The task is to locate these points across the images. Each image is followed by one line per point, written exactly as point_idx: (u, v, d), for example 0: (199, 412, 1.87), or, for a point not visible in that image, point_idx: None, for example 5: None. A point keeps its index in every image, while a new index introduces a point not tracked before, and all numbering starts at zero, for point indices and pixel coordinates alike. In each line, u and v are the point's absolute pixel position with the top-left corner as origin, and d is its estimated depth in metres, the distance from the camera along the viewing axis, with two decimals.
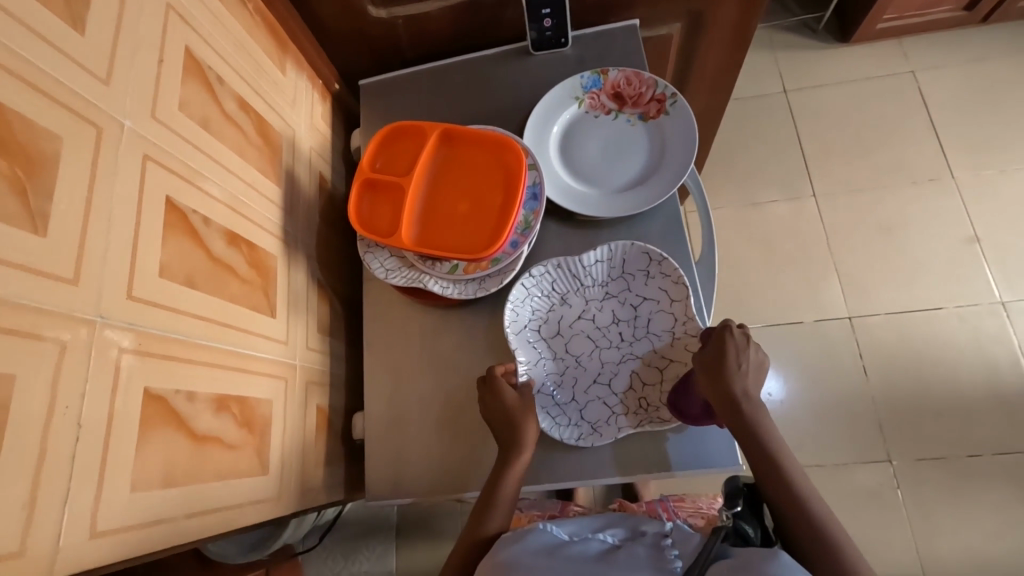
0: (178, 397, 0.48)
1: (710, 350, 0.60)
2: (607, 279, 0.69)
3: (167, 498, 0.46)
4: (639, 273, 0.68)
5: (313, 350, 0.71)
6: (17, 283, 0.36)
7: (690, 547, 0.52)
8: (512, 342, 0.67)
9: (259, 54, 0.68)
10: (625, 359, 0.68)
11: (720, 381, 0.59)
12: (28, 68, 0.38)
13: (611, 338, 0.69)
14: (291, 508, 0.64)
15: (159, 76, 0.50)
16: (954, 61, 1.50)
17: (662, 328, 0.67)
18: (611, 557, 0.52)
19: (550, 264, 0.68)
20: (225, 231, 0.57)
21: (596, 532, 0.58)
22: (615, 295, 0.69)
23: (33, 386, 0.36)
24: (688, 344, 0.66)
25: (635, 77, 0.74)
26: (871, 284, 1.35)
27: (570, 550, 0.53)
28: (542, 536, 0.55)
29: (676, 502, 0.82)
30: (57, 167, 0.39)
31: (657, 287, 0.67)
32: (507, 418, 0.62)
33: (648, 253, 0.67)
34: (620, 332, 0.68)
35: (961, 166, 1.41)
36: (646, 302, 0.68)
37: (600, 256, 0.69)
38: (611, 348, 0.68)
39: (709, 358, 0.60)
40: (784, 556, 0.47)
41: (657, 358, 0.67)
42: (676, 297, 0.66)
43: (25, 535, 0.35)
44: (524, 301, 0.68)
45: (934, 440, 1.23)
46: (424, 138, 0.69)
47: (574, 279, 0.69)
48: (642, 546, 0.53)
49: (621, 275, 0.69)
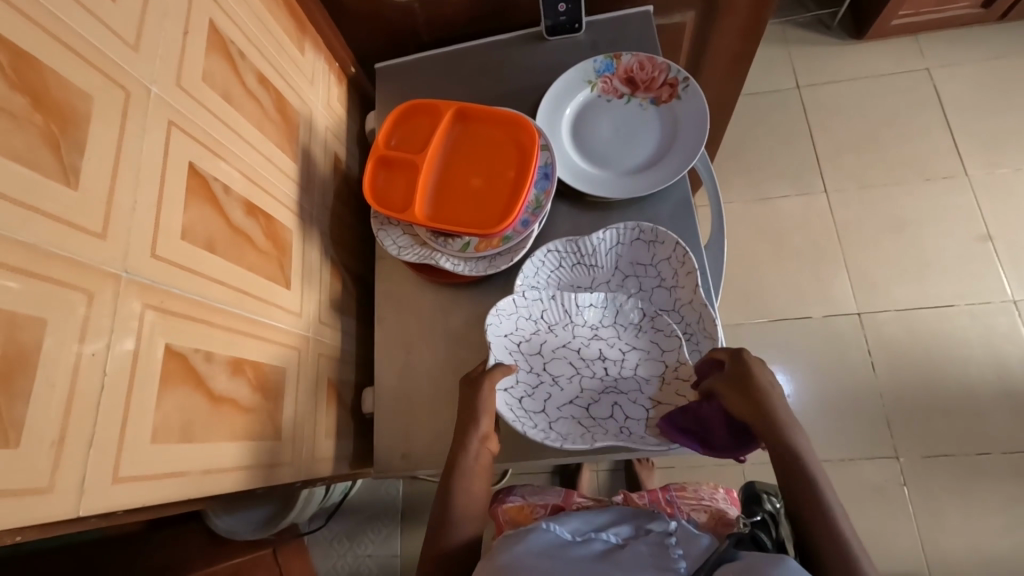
0: (197, 356, 0.49)
1: (729, 370, 0.57)
2: (599, 323, 0.66)
3: (183, 454, 0.47)
4: (631, 326, 0.66)
5: (324, 324, 0.72)
6: (52, 232, 0.37)
7: (697, 549, 0.52)
8: (489, 338, 0.62)
9: (278, 32, 0.69)
10: (607, 390, 0.64)
11: (748, 397, 0.56)
12: (62, 29, 0.40)
13: (595, 371, 0.65)
14: (302, 476, 0.65)
15: (184, 46, 0.51)
16: (969, 58, 1.49)
17: (650, 373, 0.64)
18: (613, 555, 0.53)
19: (545, 296, 0.65)
20: (243, 201, 0.58)
21: (598, 531, 0.58)
22: (603, 338, 0.66)
23: (63, 332, 0.37)
24: (679, 389, 0.62)
25: (648, 62, 0.75)
26: (881, 280, 1.34)
27: (574, 551, 0.53)
28: (544, 534, 0.55)
29: (678, 491, 0.82)
30: (88, 124, 0.41)
31: (647, 339, 0.65)
32: (469, 407, 0.60)
33: (643, 311, 0.65)
34: (605, 368, 0.65)
35: (975, 164, 1.41)
36: (635, 351, 0.65)
37: (596, 302, 0.66)
38: (594, 378, 0.65)
39: (731, 379, 0.56)
40: (791, 561, 0.45)
41: (644, 399, 0.63)
42: (668, 348, 0.63)
43: (53, 472, 0.36)
44: (516, 311, 0.65)
45: (943, 437, 1.23)
46: (438, 116, 0.71)
47: (566, 314, 0.66)
48: (645, 544, 0.53)
49: (613, 323, 0.66)
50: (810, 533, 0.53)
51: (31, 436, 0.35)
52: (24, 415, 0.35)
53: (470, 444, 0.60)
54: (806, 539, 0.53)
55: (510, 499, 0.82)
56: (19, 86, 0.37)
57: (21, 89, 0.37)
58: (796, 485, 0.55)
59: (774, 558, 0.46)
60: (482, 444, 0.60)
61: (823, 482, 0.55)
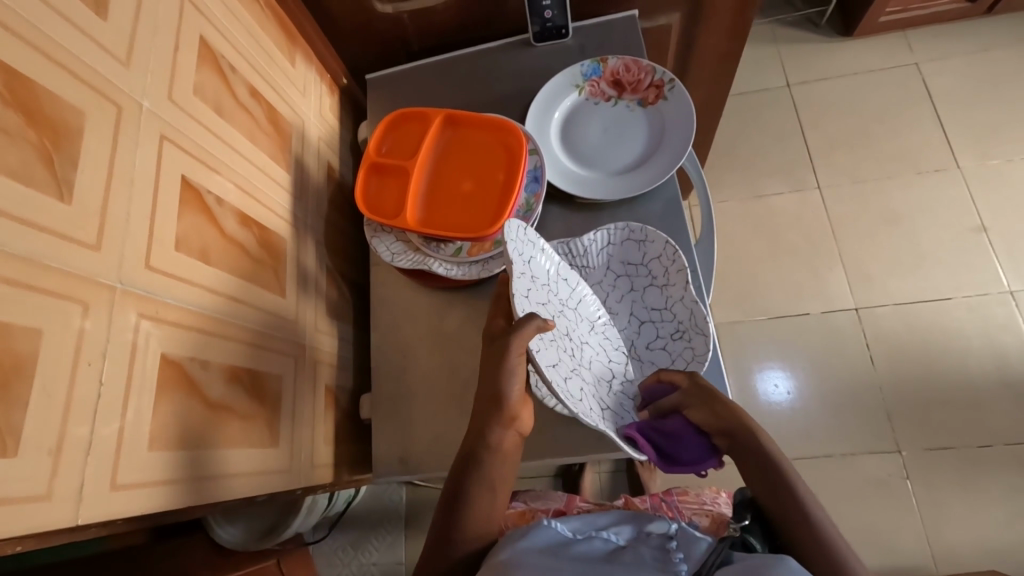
0: (193, 364, 0.50)
1: (687, 387, 0.60)
2: (568, 301, 0.62)
3: (181, 461, 0.48)
4: (587, 321, 0.63)
5: (322, 331, 0.73)
6: (47, 245, 0.38)
7: (697, 553, 0.51)
8: (508, 249, 0.52)
9: (267, 44, 0.70)
10: (575, 370, 0.57)
11: (714, 405, 0.59)
12: (54, 47, 0.41)
13: (565, 346, 0.58)
14: (302, 482, 0.66)
15: (175, 60, 0.52)
16: (958, 52, 1.51)
17: (598, 374, 0.62)
18: (615, 557, 0.53)
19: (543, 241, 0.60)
20: (237, 212, 0.59)
21: (598, 529, 0.58)
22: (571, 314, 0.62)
23: (59, 341, 0.38)
24: (625, 403, 0.63)
25: (634, 64, 0.76)
26: (879, 274, 1.35)
27: (576, 550, 0.53)
28: (546, 532, 0.55)
29: (680, 496, 0.82)
30: (81, 140, 0.42)
31: (598, 341, 0.64)
32: (494, 395, 0.54)
33: (598, 311, 0.65)
34: (571, 348, 0.59)
35: (967, 156, 1.41)
36: (589, 346, 0.62)
37: (569, 279, 0.63)
38: (564, 353, 0.57)
39: (693, 395, 0.60)
40: (791, 561, 0.45)
41: (600, 395, 0.60)
42: (614, 360, 0.65)
43: (51, 480, 0.37)
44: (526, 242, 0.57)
45: (944, 429, 1.22)
46: (428, 123, 0.72)
47: (549, 274, 0.60)
48: (648, 549, 0.53)
49: (575, 309, 0.62)
50: (791, 531, 0.55)
51: (29, 445, 0.36)
52: (22, 423, 0.36)
53: (497, 435, 0.56)
54: (787, 537, 0.55)
55: (513, 505, 0.81)
56: (12, 103, 0.38)
57: (14, 107, 0.38)
58: (776, 484, 0.57)
59: (771, 562, 0.46)
60: (504, 434, 0.56)
61: (798, 478, 0.58)
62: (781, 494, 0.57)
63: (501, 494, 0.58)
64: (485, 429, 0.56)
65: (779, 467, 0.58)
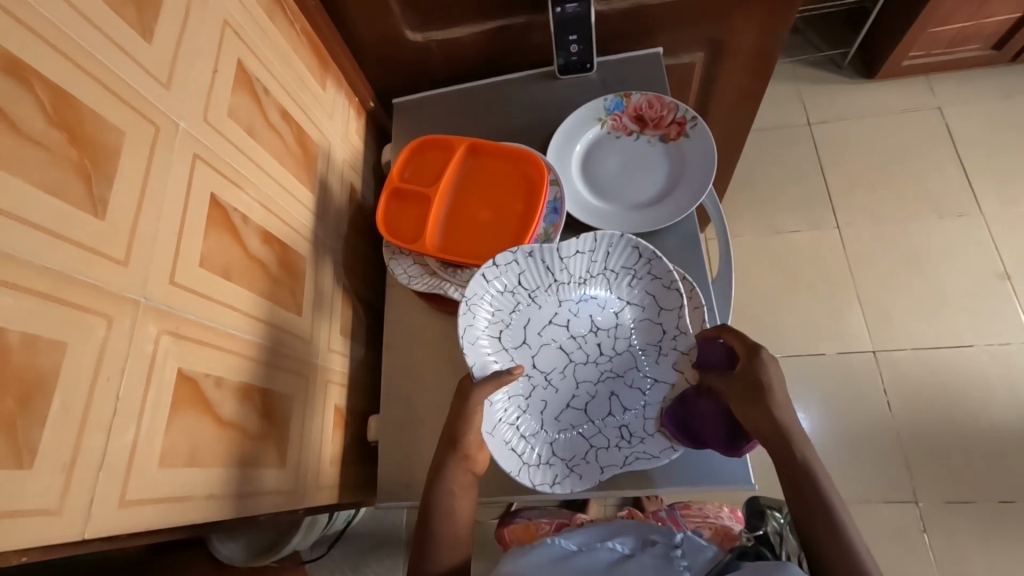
0: (207, 382, 0.50)
1: (739, 370, 0.55)
2: (586, 275, 0.63)
3: (190, 477, 0.48)
4: (624, 273, 0.62)
5: (335, 351, 0.73)
6: (77, 260, 0.39)
7: (700, 561, 0.51)
8: (463, 344, 0.59)
9: (300, 69, 0.73)
10: (602, 377, 0.63)
11: (756, 400, 0.53)
12: (100, 69, 0.43)
13: (587, 351, 0.64)
14: (306, 504, 0.65)
15: (212, 83, 0.54)
16: (982, 97, 1.50)
17: (645, 342, 0.63)
18: (620, 568, 0.50)
19: (521, 253, 0.61)
20: (261, 230, 0.60)
21: (603, 539, 0.55)
22: (594, 298, 0.64)
23: (80, 356, 0.39)
24: (679, 363, 0.61)
25: (657, 101, 0.76)
26: (899, 317, 1.32)
27: (577, 563, 0.51)
28: (546, 550, 0.53)
29: (682, 510, 0.80)
30: (118, 158, 0.43)
31: (642, 290, 0.62)
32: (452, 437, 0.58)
33: (639, 249, 0.61)
34: (597, 343, 0.64)
35: (989, 202, 1.40)
36: (629, 307, 0.63)
37: (580, 247, 0.61)
38: (585, 364, 0.64)
39: (739, 383, 0.54)
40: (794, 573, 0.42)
41: (640, 377, 0.62)
42: (667, 306, 0.61)
43: (62, 494, 0.37)
44: (491, 297, 0.62)
45: (965, 482, 1.18)
46: (451, 151, 0.73)
47: (548, 272, 0.62)
48: (650, 556, 0.52)
49: (603, 272, 0.63)
50: (821, 553, 0.50)
51: (45, 458, 0.36)
52: (39, 436, 0.36)
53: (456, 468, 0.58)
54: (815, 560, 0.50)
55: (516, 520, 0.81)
56: (56, 122, 0.39)
57: (58, 126, 0.40)
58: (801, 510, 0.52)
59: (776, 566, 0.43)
60: (457, 470, 0.58)
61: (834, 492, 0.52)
62: (812, 511, 0.51)
63: (460, 520, 0.58)
64: (443, 465, 0.59)
65: (813, 477, 0.52)
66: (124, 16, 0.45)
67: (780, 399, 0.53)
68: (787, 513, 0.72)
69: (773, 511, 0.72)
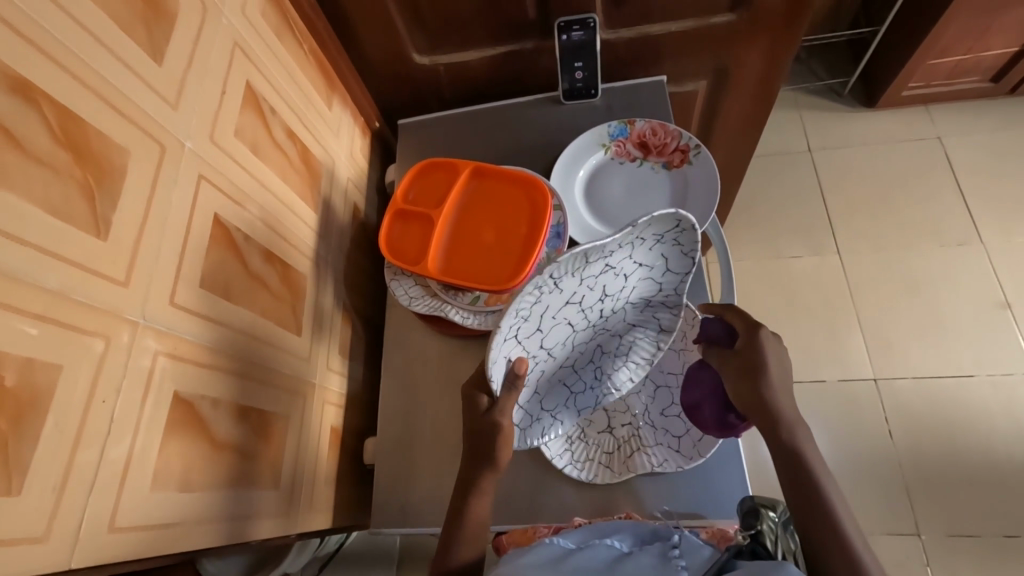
0: (203, 403, 0.50)
1: (739, 347, 0.54)
2: (616, 247, 0.47)
3: (181, 501, 0.47)
4: (651, 239, 0.49)
5: (334, 372, 0.73)
6: (77, 282, 0.39)
7: (698, 560, 0.49)
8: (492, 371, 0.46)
9: (308, 89, 0.73)
10: (594, 335, 0.57)
11: (752, 382, 0.52)
12: (110, 91, 0.43)
13: (590, 318, 0.54)
14: (299, 529, 0.63)
15: (219, 103, 0.55)
16: (981, 128, 1.52)
17: (638, 298, 0.56)
18: (618, 568, 0.49)
19: (565, 259, 0.44)
20: (263, 249, 0.60)
21: (601, 537, 0.54)
22: (614, 267, 0.50)
23: (77, 378, 0.38)
24: (656, 311, 0.58)
25: (661, 128, 0.77)
26: (900, 345, 1.32)
27: (576, 563, 0.49)
28: (545, 549, 0.51)
29: None
30: (123, 178, 0.43)
31: (659, 253, 0.51)
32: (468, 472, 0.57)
33: (679, 220, 0.47)
34: (601, 309, 0.54)
35: (990, 231, 1.40)
36: (640, 269, 0.52)
37: None
38: (584, 330, 0.55)
39: (738, 360, 0.53)
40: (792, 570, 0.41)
41: (621, 325, 0.58)
42: (675, 269, 0.53)
43: (50, 519, 0.36)
44: (519, 303, 0.45)
45: (967, 515, 1.17)
46: (456, 174, 0.73)
47: (581, 257, 0.45)
48: (648, 555, 0.50)
49: (632, 240, 0.47)
50: (824, 566, 0.47)
51: (35, 483, 0.36)
52: (29, 459, 0.35)
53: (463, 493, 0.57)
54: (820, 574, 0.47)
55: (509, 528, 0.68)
56: (63, 144, 0.39)
57: (66, 147, 0.40)
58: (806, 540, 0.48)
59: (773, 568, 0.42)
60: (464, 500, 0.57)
61: (836, 497, 0.49)
62: (811, 526, 0.48)
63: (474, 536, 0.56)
64: (459, 498, 0.57)
65: (813, 484, 0.49)
66: (135, 38, 0.46)
67: (777, 384, 0.51)
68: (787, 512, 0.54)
69: (767, 510, 0.55)
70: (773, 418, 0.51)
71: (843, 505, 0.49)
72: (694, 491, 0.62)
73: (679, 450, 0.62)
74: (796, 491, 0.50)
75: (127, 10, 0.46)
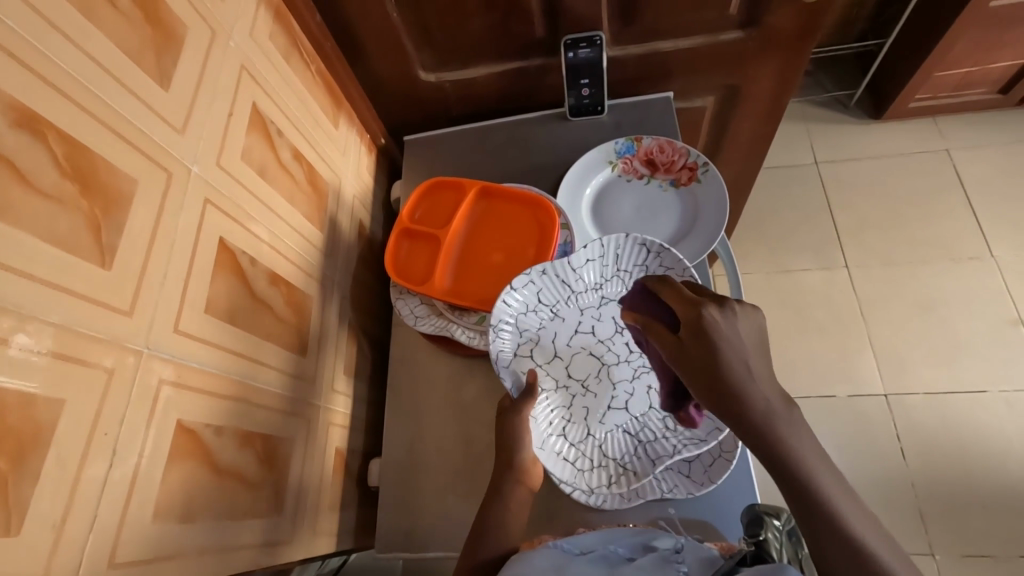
0: (207, 430, 0.49)
1: (687, 334, 0.46)
2: (601, 280, 0.66)
3: (185, 532, 0.46)
4: (635, 270, 0.64)
5: (339, 393, 0.72)
6: (81, 311, 0.38)
7: (699, 561, 0.48)
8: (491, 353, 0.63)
9: (314, 108, 0.73)
10: (638, 375, 0.65)
11: (713, 380, 0.44)
12: (116, 118, 0.43)
13: (618, 352, 0.66)
14: (301, 555, 0.62)
15: (226, 126, 0.54)
16: (991, 141, 1.51)
17: None
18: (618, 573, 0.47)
19: (536, 273, 0.65)
20: (269, 271, 0.60)
21: (604, 545, 0.53)
22: (612, 299, 0.66)
23: (78, 411, 0.38)
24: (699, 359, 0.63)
25: (668, 145, 0.76)
26: (910, 359, 1.30)
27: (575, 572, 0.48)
28: (546, 558, 0.51)
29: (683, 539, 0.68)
30: (129, 206, 0.43)
31: None
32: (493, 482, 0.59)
33: (644, 244, 0.63)
34: (625, 342, 0.65)
35: (1001, 245, 1.39)
36: None
37: (588, 256, 0.65)
38: (621, 365, 0.65)
39: (690, 352, 0.46)
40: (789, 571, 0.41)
41: None
42: None
43: (50, 557, 0.36)
44: (515, 313, 0.65)
45: (982, 536, 1.15)
46: (463, 194, 0.73)
47: (564, 285, 0.66)
48: (648, 559, 0.49)
49: (615, 273, 0.65)
50: None
51: (33, 521, 0.35)
52: (29, 499, 0.35)
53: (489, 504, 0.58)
54: None
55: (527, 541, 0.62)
56: (69, 173, 0.39)
57: (71, 177, 0.39)
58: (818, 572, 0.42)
59: (774, 569, 0.41)
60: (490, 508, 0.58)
61: (846, 505, 0.42)
62: (818, 545, 0.41)
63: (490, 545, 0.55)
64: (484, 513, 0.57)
65: (820, 498, 0.41)
66: (143, 64, 0.46)
67: (744, 378, 0.44)
68: (791, 520, 0.54)
69: (772, 519, 0.53)
70: (745, 418, 0.43)
71: (854, 513, 0.42)
72: (702, 516, 0.60)
73: (688, 476, 0.61)
74: (804, 510, 0.42)
75: (135, 37, 0.45)
